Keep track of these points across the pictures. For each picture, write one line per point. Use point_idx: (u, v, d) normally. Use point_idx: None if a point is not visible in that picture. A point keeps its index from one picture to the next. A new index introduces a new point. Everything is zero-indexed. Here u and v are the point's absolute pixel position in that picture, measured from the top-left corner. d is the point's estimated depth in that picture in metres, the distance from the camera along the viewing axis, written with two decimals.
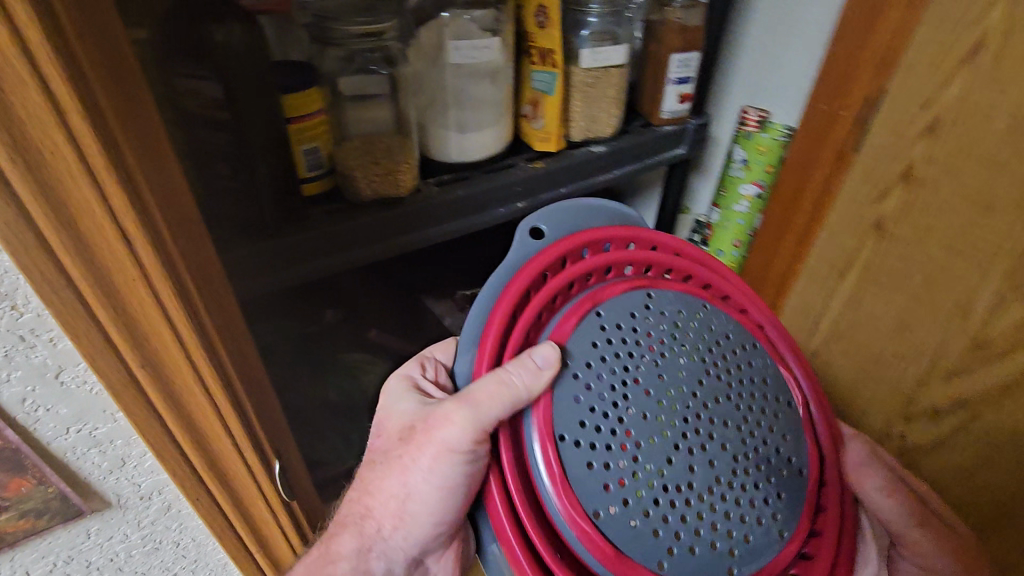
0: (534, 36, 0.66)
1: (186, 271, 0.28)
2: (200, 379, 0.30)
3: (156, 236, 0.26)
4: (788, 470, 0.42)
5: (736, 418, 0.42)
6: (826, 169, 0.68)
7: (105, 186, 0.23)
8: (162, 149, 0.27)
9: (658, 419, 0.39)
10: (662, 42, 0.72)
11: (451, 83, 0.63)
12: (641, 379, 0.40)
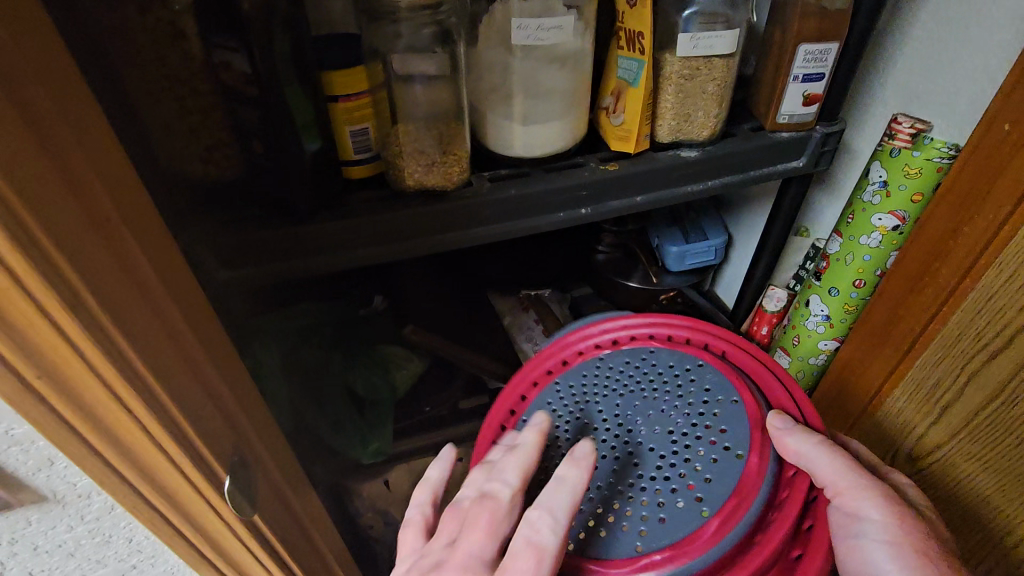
0: (623, 16, 0.56)
1: (84, 285, 0.24)
2: (108, 388, 0.27)
3: (35, 246, 0.22)
4: (718, 457, 0.46)
5: (662, 429, 0.48)
6: (994, 211, 0.50)
7: None
8: (59, 134, 0.23)
9: (583, 437, 0.50)
10: (790, 28, 0.57)
11: (518, 67, 0.55)
12: (577, 412, 0.51)
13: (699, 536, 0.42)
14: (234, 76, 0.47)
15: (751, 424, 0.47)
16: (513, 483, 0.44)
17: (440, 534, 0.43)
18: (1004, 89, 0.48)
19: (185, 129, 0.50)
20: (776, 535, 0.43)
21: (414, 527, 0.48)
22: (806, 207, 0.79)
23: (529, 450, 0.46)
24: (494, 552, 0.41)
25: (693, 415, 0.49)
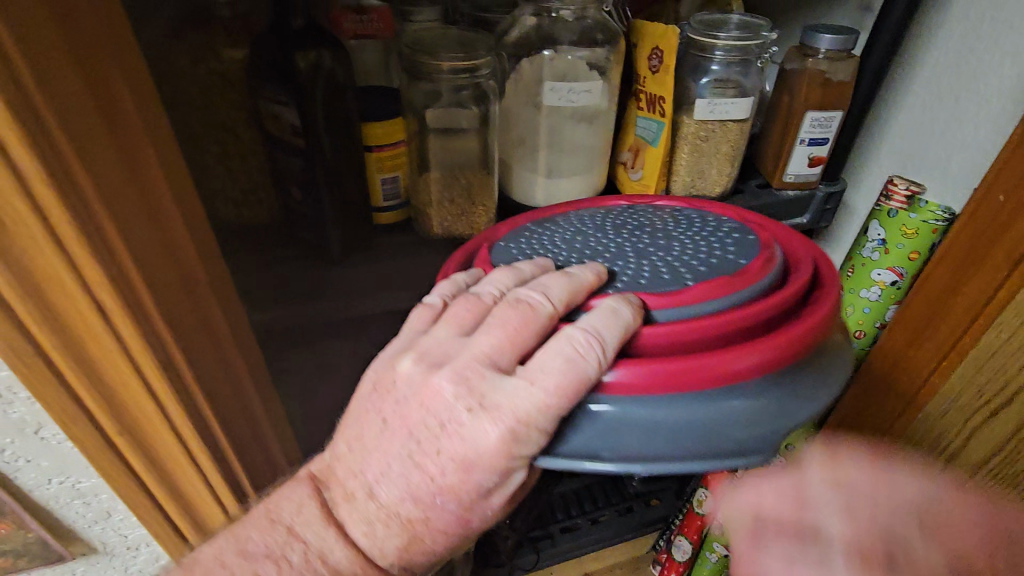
0: (644, 80, 0.60)
1: (149, 301, 0.30)
2: (139, 370, 0.31)
3: (109, 258, 0.28)
4: (717, 256, 0.39)
5: (665, 236, 0.42)
6: (991, 273, 0.54)
7: (49, 217, 0.25)
8: (157, 184, 0.29)
9: (578, 232, 0.44)
10: (798, 94, 0.62)
11: (545, 125, 0.58)
12: (580, 221, 0.46)
13: (679, 295, 0.36)
14: (281, 127, 0.48)
15: (764, 245, 0.41)
16: (555, 307, 0.35)
17: (450, 320, 0.36)
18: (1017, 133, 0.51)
19: (223, 171, 0.52)
20: (759, 310, 0.36)
21: (426, 310, 0.39)
22: None
23: (582, 282, 0.36)
24: (512, 365, 0.34)
25: (703, 229, 0.43)
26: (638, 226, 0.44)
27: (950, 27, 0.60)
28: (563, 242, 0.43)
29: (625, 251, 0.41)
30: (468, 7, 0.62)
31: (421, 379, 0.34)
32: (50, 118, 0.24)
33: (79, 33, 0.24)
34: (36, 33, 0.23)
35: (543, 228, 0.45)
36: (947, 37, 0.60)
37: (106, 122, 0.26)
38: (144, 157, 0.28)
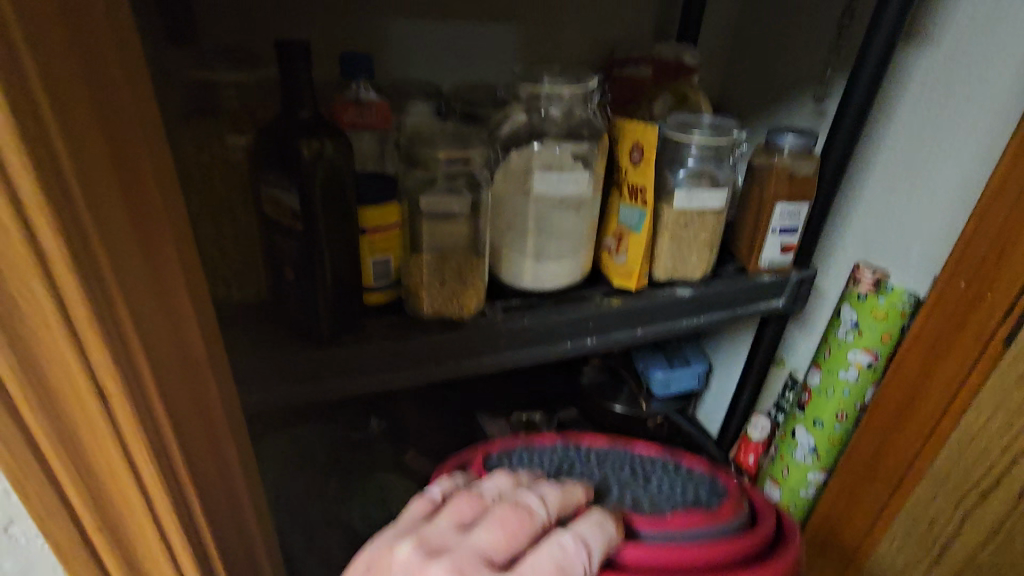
0: (626, 172, 0.63)
1: (153, 382, 0.27)
2: (147, 499, 0.29)
3: (120, 339, 0.25)
4: (686, 494, 0.49)
5: (640, 470, 0.52)
6: (961, 354, 0.57)
7: (58, 280, 0.23)
8: (156, 231, 0.27)
9: (565, 455, 0.53)
10: (766, 186, 0.66)
11: (533, 212, 0.61)
12: (564, 446, 0.55)
13: (655, 523, 0.44)
14: (279, 210, 0.49)
15: (725, 486, 0.51)
16: (548, 514, 0.40)
17: (448, 513, 0.41)
18: (965, 232, 0.55)
19: (217, 252, 0.52)
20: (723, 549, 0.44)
21: (423, 502, 0.44)
22: (781, 342, 0.85)
23: (573, 497, 0.43)
24: (502, 561, 0.37)
25: (670, 468, 0.53)
26: (618, 458, 0.53)
27: (899, 133, 0.66)
28: (552, 463, 0.51)
29: (610, 479, 0.50)
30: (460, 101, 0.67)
31: (417, 566, 0.37)
32: (63, 156, 0.21)
33: (100, 69, 0.23)
34: (57, 76, 0.21)
35: (529, 448, 0.54)
36: (896, 141, 0.67)
37: (114, 160, 0.24)
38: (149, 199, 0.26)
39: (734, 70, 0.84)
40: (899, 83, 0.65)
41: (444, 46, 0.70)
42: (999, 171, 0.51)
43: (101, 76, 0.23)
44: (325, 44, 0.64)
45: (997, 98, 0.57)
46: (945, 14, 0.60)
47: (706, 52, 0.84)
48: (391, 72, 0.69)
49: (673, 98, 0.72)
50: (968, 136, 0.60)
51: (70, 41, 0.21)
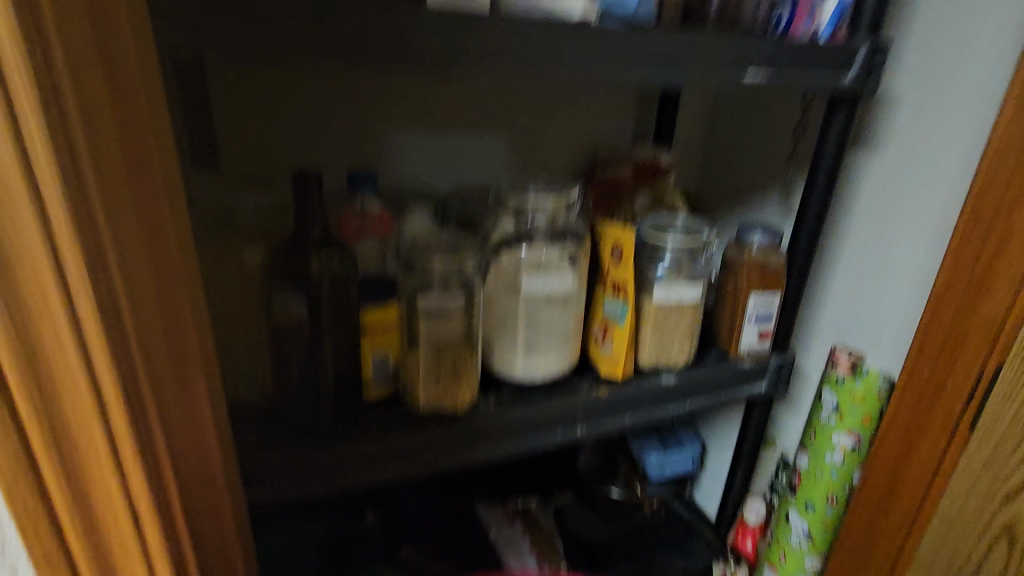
0: (608, 269, 0.68)
1: (174, 496, 0.30)
2: None
3: (151, 459, 0.28)
4: None
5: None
6: (934, 439, 0.59)
7: (106, 408, 0.26)
8: (188, 339, 0.30)
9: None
10: (741, 279, 0.71)
11: (522, 310, 0.64)
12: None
13: None
14: (289, 319, 0.55)
15: None
16: None
17: None
18: (920, 324, 0.58)
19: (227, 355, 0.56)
20: None
21: None
22: (769, 423, 0.87)
23: None
24: None
25: None
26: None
27: (857, 229, 0.71)
28: None
29: None
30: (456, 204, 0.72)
31: None
32: (120, 288, 0.25)
33: (144, 202, 0.27)
34: (117, 220, 0.25)
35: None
36: (854, 236, 0.72)
37: (157, 280, 0.28)
38: (179, 308, 0.30)
39: (711, 165, 0.90)
40: (852, 183, 0.71)
41: (442, 152, 0.74)
42: (945, 270, 0.55)
43: (150, 218, 0.27)
44: (329, 154, 0.68)
45: (941, 203, 0.63)
46: (886, 126, 0.66)
47: (684, 150, 0.90)
48: (391, 177, 0.73)
49: (649, 199, 0.78)
50: (919, 235, 0.65)
51: (130, 200, 0.26)
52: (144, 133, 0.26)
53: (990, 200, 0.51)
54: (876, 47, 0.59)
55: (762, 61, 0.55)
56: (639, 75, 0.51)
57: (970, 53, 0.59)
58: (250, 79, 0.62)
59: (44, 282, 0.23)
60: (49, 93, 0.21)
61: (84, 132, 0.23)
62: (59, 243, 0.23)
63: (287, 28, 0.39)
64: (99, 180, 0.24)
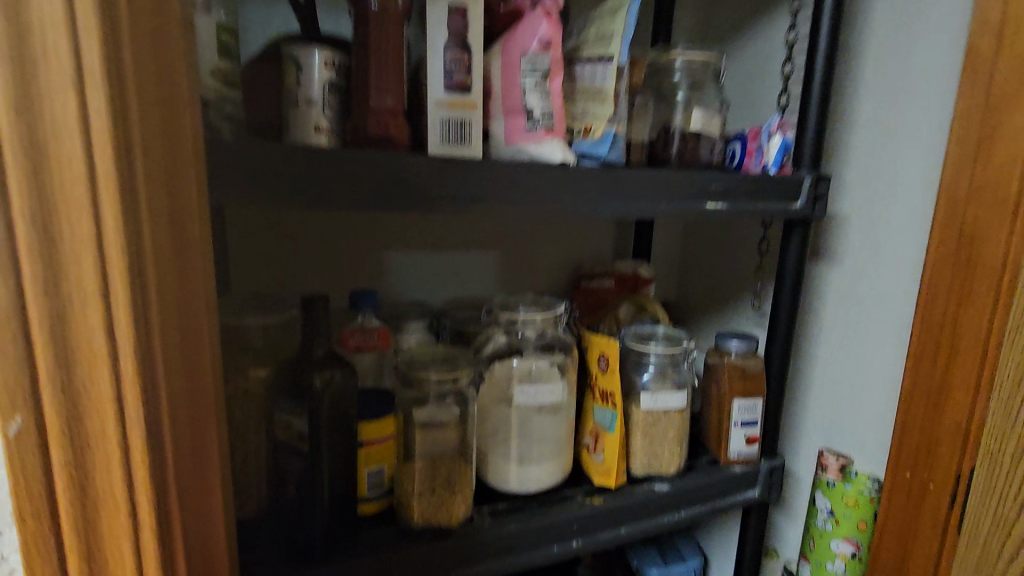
0: (596, 378, 0.72)
1: None
2: None
3: None
4: None
5: None
6: (929, 543, 0.58)
7: (142, 547, 0.24)
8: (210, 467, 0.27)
9: None
10: (723, 383, 0.74)
11: (515, 420, 0.67)
12: None
13: None
14: (290, 434, 0.56)
15: None
16: None
17: None
18: (896, 427, 0.60)
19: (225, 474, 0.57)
20: None
21: None
22: (769, 530, 0.86)
23: None
24: None
25: None
26: None
27: (827, 335, 0.76)
28: None
29: None
30: (450, 321, 0.76)
31: None
32: (167, 409, 0.24)
33: (185, 316, 0.25)
34: (167, 337, 0.24)
35: None
36: (826, 341, 0.77)
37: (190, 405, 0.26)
38: (207, 437, 0.27)
39: (688, 280, 0.97)
40: (818, 293, 0.77)
41: (437, 273, 0.81)
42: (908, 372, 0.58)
43: (192, 335, 0.25)
44: (332, 281, 0.74)
45: (898, 311, 0.68)
46: (840, 241, 0.73)
47: (661, 267, 0.98)
48: (388, 296, 0.78)
49: (634, 306, 0.83)
50: (883, 341, 0.70)
51: (175, 316, 0.24)
52: (195, 242, 0.25)
53: (935, 312, 0.55)
54: (818, 177, 0.68)
55: (721, 194, 0.63)
56: (613, 210, 0.58)
57: (900, 179, 0.66)
58: (264, 215, 0.69)
59: (102, 409, 0.22)
60: (129, 197, 0.21)
61: (145, 246, 0.22)
62: (121, 369, 0.22)
63: (310, 183, 0.45)
64: (158, 284, 0.23)
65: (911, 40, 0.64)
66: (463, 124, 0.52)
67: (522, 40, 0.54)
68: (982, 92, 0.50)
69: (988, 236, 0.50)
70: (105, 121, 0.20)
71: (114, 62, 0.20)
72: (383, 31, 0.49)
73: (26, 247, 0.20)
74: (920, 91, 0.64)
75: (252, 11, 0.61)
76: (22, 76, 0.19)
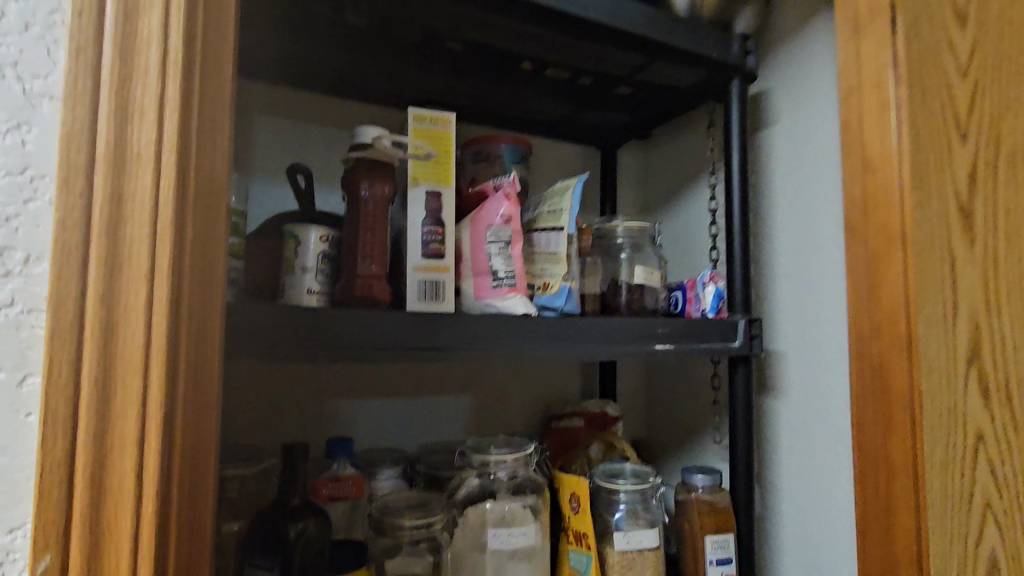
0: (569, 518, 0.73)
1: None
2: None
3: None
4: None
5: None
6: None
7: None
8: None
9: None
10: (694, 520, 0.75)
11: (490, 568, 0.66)
12: None
13: None
14: None
15: None
16: None
17: None
18: (858, 556, 0.60)
19: None
20: None
21: None
22: None
23: None
24: None
25: None
26: None
27: (786, 464, 0.80)
28: None
29: None
30: (424, 466, 0.78)
31: None
32: (173, 542, 0.26)
33: (196, 458, 0.28)
34: (186, 473, 0.27)
35: None
36: (786, 470, 0.80)
37: (189, 545, 0.27)
38: None
39: (654, 417, 1.02)
40: (774, 424, 0.82)
41: (412, 417, 0.84)
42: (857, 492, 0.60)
43: (199, 474, 0.28)
44: (310, 429, 0.76)
45: (842, 438, 0.73)
46: (782, 375, 0.81)
47: (627, 405, 1.03)
48: (364, 442, 0.80)
49: (603, 445, 0.86)
50: (835, 468, 0.74)
51: (185, 456, 0.27)
52: (214, 390, 0.29)
53: (867, 441, 0.59)
54: (751, 319, 0.77)
55: (667, 336, 0.71)
56: (572, 354, 0.64)
57: (820, 317, 0.76)
58: (250, 369, 0.73)
59: (118, 549, 0.25)
60: (172, 353, 0.26)
61: (178, 396, 0.27)
62: (142, 509, 0.25)
63: (302, 337, 0.51)
64: (186, 425, 0.27)
65: (805, 206, 0.78)
66: (437, 284, 0.60)
67: (487, 216, 0.65)
68: (862, 249, 0.61)
69: (895, 368, 0.57)
70: (163, 299, 0.26)
71: (177, 260, 0.27)
72: (371, 211, 0.59)
73: (86, 405, 0.25)
74: (820, 245, 0.76)
75: (258, 197, 0.71)
76: (111, 271, 0.25)
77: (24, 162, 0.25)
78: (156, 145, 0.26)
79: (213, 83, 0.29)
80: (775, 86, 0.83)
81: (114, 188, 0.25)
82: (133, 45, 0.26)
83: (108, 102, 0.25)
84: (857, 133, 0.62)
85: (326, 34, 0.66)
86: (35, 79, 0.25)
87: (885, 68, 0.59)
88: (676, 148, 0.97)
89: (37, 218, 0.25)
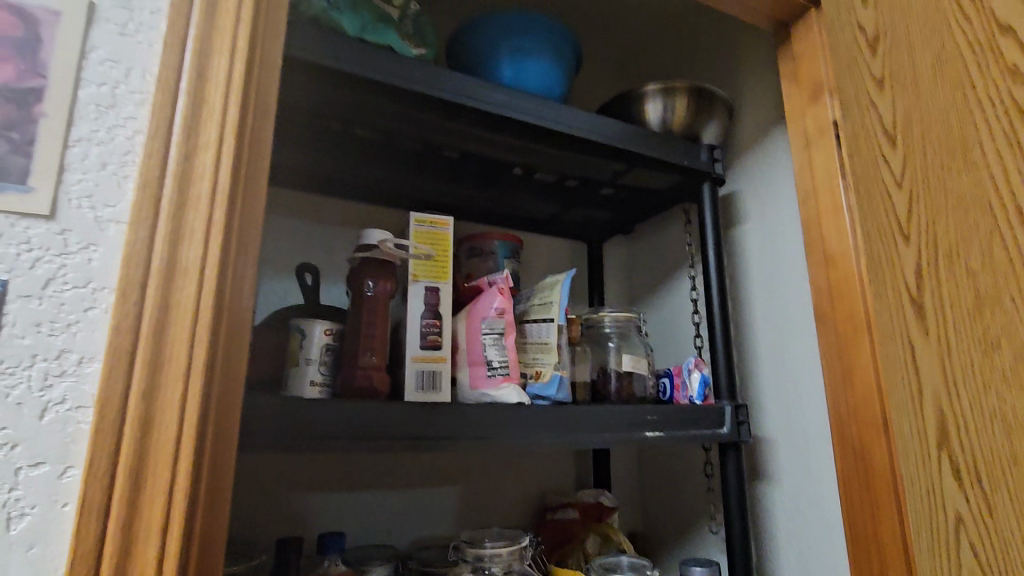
0: None
1: None
2: None
3: None
4: None
5: None
6: None
7: None
8: None
9: None
10: None
11: None
12: None
13: None
14: None
15: None
16: None
17: None
18: None
19: None
20: None
21: None
22: None
23: None
24: None
25: None
26: None
27: (786, 555, 0.79)
28: None
29: None
30: (416, 562, 0.76)
31: None
32: None
33: (208, 547, 0.29)
34: (199, 562, 0.29)
35: None
36: (786, 561, 0.79)
37: None
38: None
39: (650, 507, 1.01)
40: (770, 512, 0.82)
41: (406, 510, 0.83)
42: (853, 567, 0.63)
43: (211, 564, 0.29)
44: (302, 523, 0.75)
45: (837, 525, 0.73)
46: (773, 461, 0.82)
47: (622, 495, 1.02)
48: (356, 538, 0.79)
49: (599, 538, 0.85)
50: (833, 558, 0.73)
51: (199, 545, 0.29)
52: (230, 481, 0.31)
53: (858, 519, 0.63)
54: (737, 405, 0.79)
55: (657, 423, 0.73)
56: (564, 441, 0.66)
57: (803, 403, 0.79)
58: (245, 462, 0.73)
59: None
60: (198, 445, 0.29)
61: (200, 486, 0.29)
62: None
63: (303, 427, 0.52)
64: (203, 515, 0.29)
65: (779, 297, 0.83)
66: (435, 374, 0.63)
67: (482, 309, 0.69)
68: (834, 333, 0.67)
69: (875, 448, 0.62)
70: (195, 394, 0.29)
71: (210, 359, 0.30)
72: (374, 306, 0.63)
73: (119, 495, 0.27)
74: (797, 333, 0.80)
75: (265, 293, 0.76)
76: (153, 370, 0.29)
77: (89, 278, 0.30)
78: (202, 259, 0.31)
79: (251, 206, 0.34)
80: (743, 187, 0.91)
81: (163, 296, 0.29)
82: (190, 179, 0.31)
83: (164, 224, 0.30)
84: (817, 232, 0.70)
85: (337, 146, 0.74)
86: (106, 208, 0.31)
87: (835, 178, 0.69)
88: (658, 244, 1.04)
89: (94, 323, 0.29)
